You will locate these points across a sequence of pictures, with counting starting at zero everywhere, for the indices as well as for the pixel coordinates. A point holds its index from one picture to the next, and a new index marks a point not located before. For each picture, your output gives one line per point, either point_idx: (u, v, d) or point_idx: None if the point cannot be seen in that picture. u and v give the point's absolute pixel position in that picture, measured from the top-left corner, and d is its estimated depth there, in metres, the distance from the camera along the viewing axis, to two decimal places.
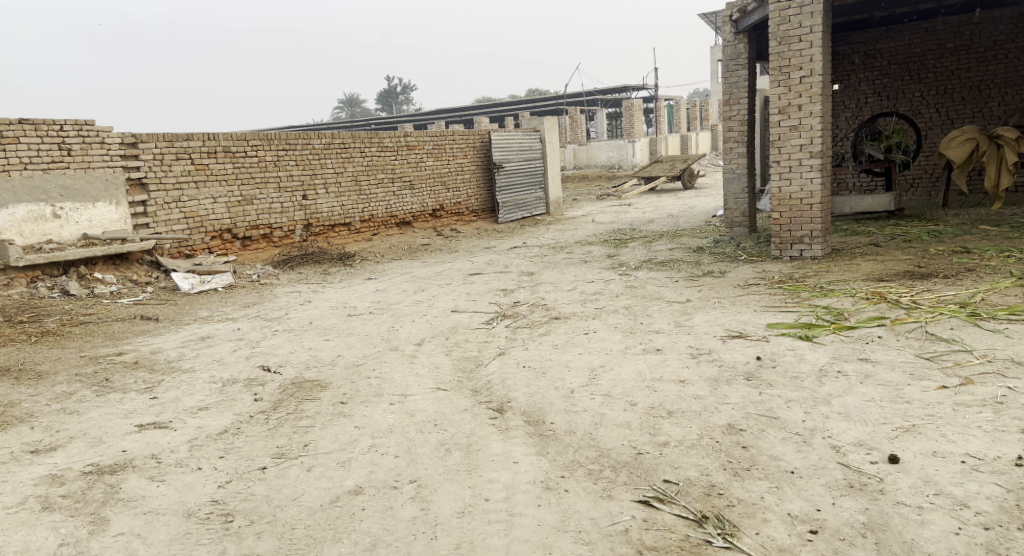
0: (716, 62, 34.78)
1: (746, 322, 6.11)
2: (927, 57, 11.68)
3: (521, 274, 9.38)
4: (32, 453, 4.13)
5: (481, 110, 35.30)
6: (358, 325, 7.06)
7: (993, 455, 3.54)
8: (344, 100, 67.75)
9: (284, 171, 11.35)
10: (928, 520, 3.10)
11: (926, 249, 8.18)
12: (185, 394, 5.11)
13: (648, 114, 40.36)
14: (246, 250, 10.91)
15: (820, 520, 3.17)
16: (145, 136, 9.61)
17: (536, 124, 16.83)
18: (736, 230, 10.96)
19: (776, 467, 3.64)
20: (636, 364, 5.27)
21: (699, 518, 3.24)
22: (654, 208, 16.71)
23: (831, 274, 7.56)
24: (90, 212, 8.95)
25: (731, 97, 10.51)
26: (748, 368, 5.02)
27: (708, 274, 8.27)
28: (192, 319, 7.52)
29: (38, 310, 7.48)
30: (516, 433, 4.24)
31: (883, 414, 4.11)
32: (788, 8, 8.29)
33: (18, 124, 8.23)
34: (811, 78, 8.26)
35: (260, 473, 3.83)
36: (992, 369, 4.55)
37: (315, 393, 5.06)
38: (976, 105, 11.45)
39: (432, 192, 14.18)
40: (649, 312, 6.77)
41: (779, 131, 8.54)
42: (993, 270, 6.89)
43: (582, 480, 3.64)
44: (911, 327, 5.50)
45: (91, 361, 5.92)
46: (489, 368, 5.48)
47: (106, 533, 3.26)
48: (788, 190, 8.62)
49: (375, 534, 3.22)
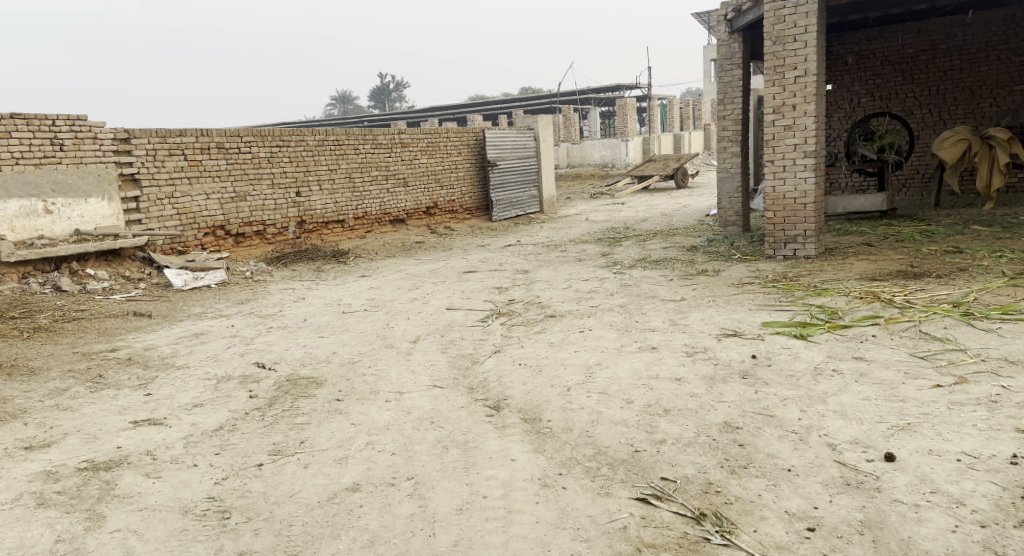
0: (710, 62, 34.85)
1: (741, 320, 6.13)
2: (920, 58, 11.74)
3: (516, 272, 9.38)
4: (27, 449, 4.10)
5: (475, 108, 35.27)
6: (353, 322, 7.04)
7: (988, 453, 3.56)
8: (337, 97, 67.71)
9: (278, 167, 11.31)
10: (925, 517, 3.12)
11: (918, 249, 8.23)
12: (179, 391, 5.09)
13: (642, 114, 40.44)
14: (239, 247, 10.87)
15: (818, 517, 3.19)
16: (137, 131, 9.53)
17: (532, 122, 16.82)
18: (730, 229, 11.01)
19: (773, 465, 3.65)
20: (632, 362, 5.28)
21: (696, 515, 3.24)
22: (648, 207, 16.75)
23: (825, 274, 7.59)
24: (83, 207, 8.90)
25: (726, 97, 10.53)
26: (744, 366, 5.03)
27: (702, 273, 8.30)
28: (186, 315, 7.48)
29: (30, 306, 7.42)
30: (513, 431, 4.23)
31: (879, 412, 4.13)
32: (783, 8, 8.32)
33: (10, 118, 8.13)
34: (806, 78, 8.29)
35: (256, 470, 3.81)
36: (987, 368, 4.57)
37: (311, 391, 5.04)
38: (967, 107, 11.53)
39: (426, 190, 14.16)
40: (644, 311, 6.78)
41: (773, 130, 8.57)
42: (985, 270, 6.93)
43: (580, 478, 3.64)
44: (905, 326, 5.53)
45: (84, 357, 5.89)
46: (485, 366, 5.48)
47: (103, 530, 3.24)
48: (782, 190, 8.65)
49: (372, 531, 3.21)
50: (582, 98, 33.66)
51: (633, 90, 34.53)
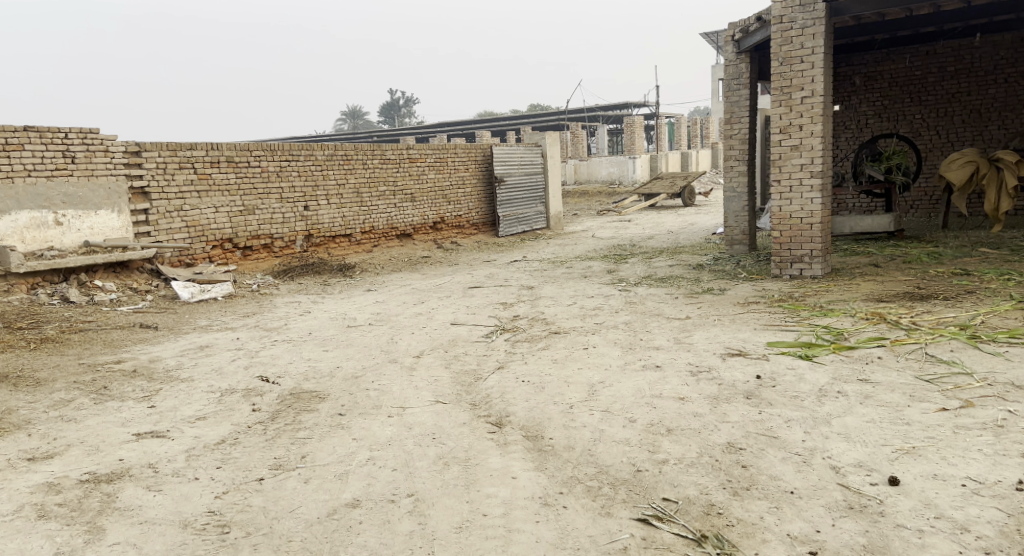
0: (717, 81, 35.13)
1: (746, 340, 6.11)
2: (927, 80, 11.78)
3: (521, 288, 9.39)
4: (29, 460, 4.11)
5: (483, 124, 35.54)
6: (357, 336, 7.06)
7: (994, 479, 3.52)
8: (347, 112, 68.55)
9: (287, 181, 11.38)
10: (929, 543, 3.09)
11: (926, 271, 8.21)
12: (183, 403, 5.10)
13: (649, 130, 40.71)
14: (246, 260, 10.92)
15: (820, 541, 3.16)
16: (148, 144, 9.62)
17: (540, 139, 16.93)
18: (736, 248, 10.98)
19: (776, 487, 3.62)
20: (635, 381, 5.25)
21: (698, 537, 3.23)
22: (655, 224, 16.74)
23: (831, 294, 7.58)
24: (92, 219, 8.99)
25: (733, 116, 10.57)
26: (748, 387, 5.00)
27: (708, 291, 8.29)
28: (192, 328, 7.51)
29: (37, 317, 7.46)
30: (514, 448, 4.22)
31: (884, 435, 4.11)
32: (790, 29, 8.35)
33: (23, 131, 8.25)
34: (812, 99, 8.30)
35: (257, 484, 3.80)
36: (993, 393, 4.54)
37: (313, 405, 5.05)
38: (976, 129, 11.52)
39: (433, 205, 14.21)
40: (648, 329, 6.77)
41: (780, 150, 8.57)
42: (993, 293, 6.90)
43: (581, 497, 3.62)
44: (911, 348, 5.50)
45: (89, 369, 5.91)
46: (489, 382, 5.47)
47: (102, 543, 3.24)
48: (788, 209, 8.64)
49: (371, 548, 3.21)
50: (590, 115, 33.89)
51: (641, 108, 34.72)
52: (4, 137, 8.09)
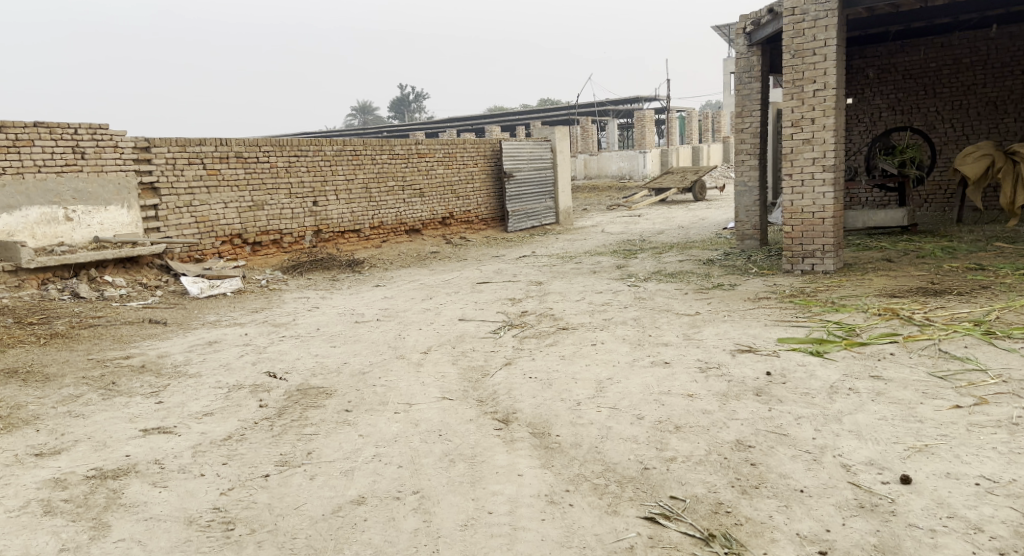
0: (728, 75, 34.95)
1: (756, 336, 6.03)
2: (942, 72, 11.62)
3: (529, 284, 9.36)
4: (37, 455, 4.13)
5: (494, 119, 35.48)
6: (365, 331, 7.06)
7: (1008, 478, 3.46)
8: (359, 108, 68.75)
9: (296, 177, 11.38)
10: (941, 543, 3.03)
11: (939, 265, 8.11)
12: (190, 399, 5.10)
13: (659, 125, 40.64)
14: (256, 256, 10.92)
15: (829, 541, 3.11)
16: (157, 140, 9.62)
17: (549, 134, 16.84)
18: (747, 243, 10.87)
19: (785, 485, 3.58)
20: (643, 377, 5.21)
21: (706, 536, 3.19)
22: (665, 219, 16.65)
23: (842, 289, 7.49)
24: (102, 215, 9.04)
25: (744, 109, 10.47)
26: (757, 384, 4.94)
27: (718, 287, 8.23)
28: (200, 324, 7.52)
29: (48, 312, 7.52)
30: (521, 445, 4.19)
31: (895, 432, 4.05)
32: (802, 21, 8.24)
33: (33, 127, 8.28)
34: (825, 92, 8.20)
35: (262, 481, 3.79)
36: (1008, 390, 4.46)
37: (320, 401, 5.04)
38: (992, 121, 11.35)
39: (442, 200, 14.19)
40: (658, 325, 6.71)
41: (791, 144, 8.48)
42: (1008, 288, 6.81)
43: (587, 495, 3.59)
44: (925, 345, 5.42)
45: (98, 365, 5.92)
46: (496, 378, 5.44)
47: (107, 540, 3.24)
48: (800, 204, 8.54)
49: (376, 544, 3.19)
50: (600, 108, 33.80)
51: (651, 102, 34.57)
52: (15, 134, 8.13)
